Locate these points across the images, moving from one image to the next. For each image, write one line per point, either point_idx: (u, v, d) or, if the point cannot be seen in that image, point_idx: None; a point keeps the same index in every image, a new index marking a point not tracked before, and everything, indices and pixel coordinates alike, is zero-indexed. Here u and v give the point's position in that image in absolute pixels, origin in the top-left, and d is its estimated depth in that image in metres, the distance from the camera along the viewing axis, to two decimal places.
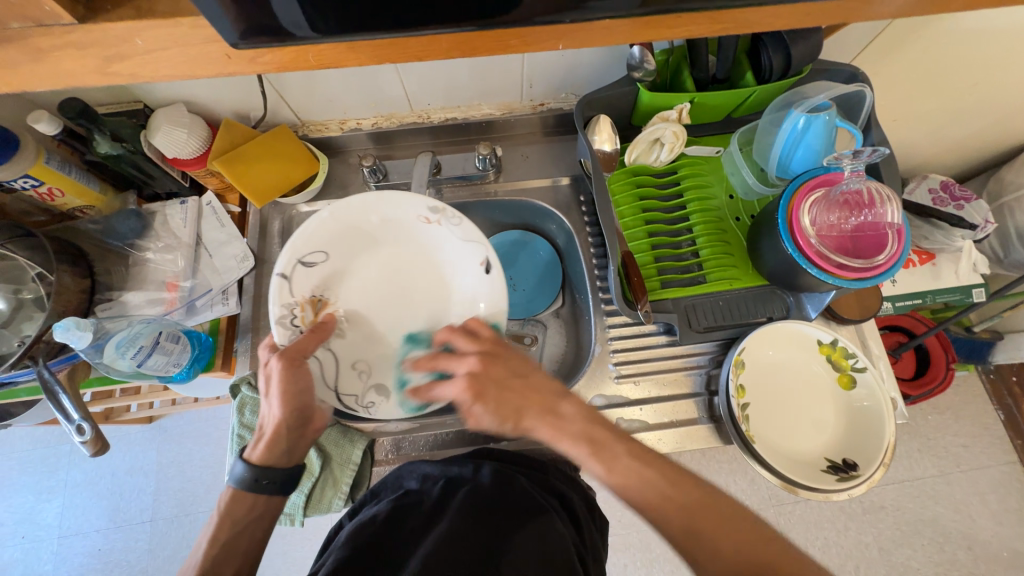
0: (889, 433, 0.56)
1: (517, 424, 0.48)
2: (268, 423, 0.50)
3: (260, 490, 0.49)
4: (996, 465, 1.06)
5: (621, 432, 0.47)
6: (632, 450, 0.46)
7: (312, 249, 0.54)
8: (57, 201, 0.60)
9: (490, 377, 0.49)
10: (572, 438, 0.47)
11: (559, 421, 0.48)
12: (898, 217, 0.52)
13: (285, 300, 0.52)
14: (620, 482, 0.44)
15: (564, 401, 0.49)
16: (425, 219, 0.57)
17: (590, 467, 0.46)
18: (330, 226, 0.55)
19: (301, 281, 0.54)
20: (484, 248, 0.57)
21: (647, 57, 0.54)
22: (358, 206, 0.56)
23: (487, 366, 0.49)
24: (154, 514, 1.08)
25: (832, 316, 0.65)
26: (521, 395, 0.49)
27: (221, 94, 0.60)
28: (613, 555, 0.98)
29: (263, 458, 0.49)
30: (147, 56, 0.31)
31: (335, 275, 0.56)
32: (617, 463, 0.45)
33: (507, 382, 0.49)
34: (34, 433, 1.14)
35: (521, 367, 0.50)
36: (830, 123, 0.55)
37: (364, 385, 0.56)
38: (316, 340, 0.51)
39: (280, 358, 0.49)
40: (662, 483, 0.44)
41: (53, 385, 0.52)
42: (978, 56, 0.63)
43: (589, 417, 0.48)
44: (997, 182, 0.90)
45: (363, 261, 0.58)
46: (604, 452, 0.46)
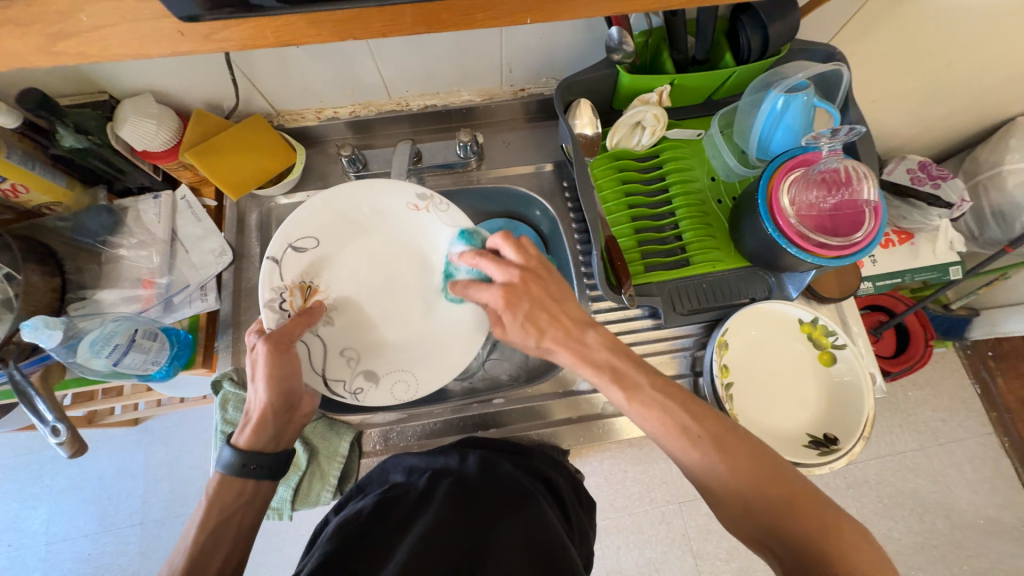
0: (868, 407, 0.57)
1: (540, 342, 0.50)
2: (254, 408, 0.49)
3: (247, 475, 0.49)
4: (973, 437, 1.09)
5: (645, 365, 0.48)
6: (654, 382, 0.46)
7: (301, 234, 0.53)
8: (21, 198, 0.57)
9: (528, 293, 0.50)
10: (594, 366, 0.48)
11: (583, 350, 0.49)
12: (874, 195, 0.52)
13: (275, 284, 0.52)
14: (642, 412, 0.45)
15: (591, 331, 0.50)
16: (414, 206, 0.57)
17: (611, 394, 0.47)
18: (320, 212, 0.54)
19: (290, 267, 0.53)
20: (472, 234, 0.56)
21: (625, 38, 0.54)
22: (347, 193, 0.55)
23: (527, 282, 0.50)
24: (144, 517, 1.07)
25: (812, 296, 0.66)
26: (552, 318, 0.50)
27: (190, 82, 0.58)
28: (606, 537, 1.00)
29: (250, 442, 0.49)
30: (94, 34, 0.29)
31: (323, 261, 0.55)
32: (639, 393, 0.46)
33: (542, 302, 0.50)
34: (15, 440, 1.11)
35: (558, 292, 0.51)
36: (808, 103, 0.55)
37: (352, 372, 0.55)
38: (304, 324, 0.50)
39: (266, 342, 0.48)
40: (682, 415, 0.44)
41: (26, 387, 0.51)
42: (953, 33, 0.64)
43: (610, 347, 0.49)
44: (973, 161, 0.92)
45: (354, 249, 0.57)
46: (626, 382, 0.46)
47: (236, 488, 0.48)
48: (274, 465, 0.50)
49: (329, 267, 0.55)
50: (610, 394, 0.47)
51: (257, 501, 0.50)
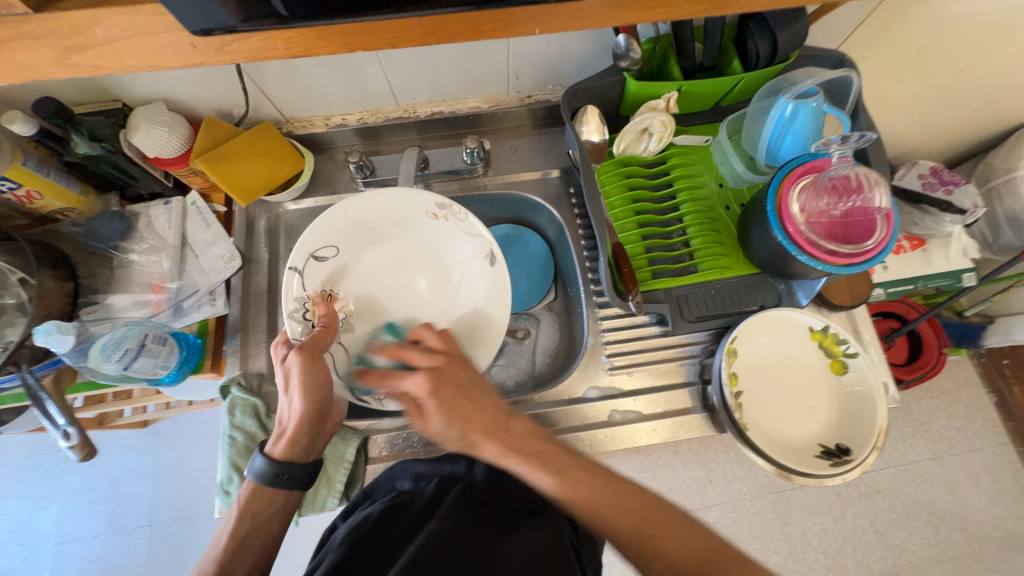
0: (882, 417, 0.56)
1: (463, 434, 0.46)
2: (288, 421, 0.49)
3: (280, 485, 0.49)
4: (989, 447, 1.07)
5: (568, 446, 0.46)
6: (581, 463, 0.45)
7: (320, 243, 0.54)
8: (37, 204, 0.58)
9: (453, 378, 0.49)
10: (520, 455, 0.44)
11: (508, 439, 0.45)
12: (886, 202, 0.51)
13: (298, 294, 0.52)
14: (569, 492, 0.43)
15: (516, 418, 0.47)
16: (432, 214, 0.57)
17: (541, 481, 0.43)
18: (340, 220, 0.54)
19: (311, 276, 0.54)
20: (487, 239, 0.57)
21: (633, 45, 0.54)
22: (369, 203, 0.55)
23: (451, 366, 0.49)
24: (152, 519, 1.08)
25: (823, 303, 0.65)
26: (474, 406, 0.47)
27: (203, 90, 0.59)
28: (613, 546, 0.99)
29: (286, 453, 0.49)
30: (108, 47, 0.30)
31: (343, 269, 0.56)
32: (570, 474, 0.43)
33: (464, 387, 0.48)
34: (27, 440, 1.12)
35: (472, 377, 0.50)
36: (818, 109, 0.55)
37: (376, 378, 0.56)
38: (331, 334, 0.51)
39: (300, 351, 0.47)
40: (606, 489, 0.43)
41: (38, 391, 0.51)
42: (966, 38, 0.63)
43: (535, 434, 0.46)
44: (986, 167, 0.91)
45: (371, 257, 0.58)
46: (554, 465, 0.44)
47: (246, 491, 0.49)
48: (309, 473, 0.50)
49: (349, 276, 0.56)
50: (540, 482, 0.43)
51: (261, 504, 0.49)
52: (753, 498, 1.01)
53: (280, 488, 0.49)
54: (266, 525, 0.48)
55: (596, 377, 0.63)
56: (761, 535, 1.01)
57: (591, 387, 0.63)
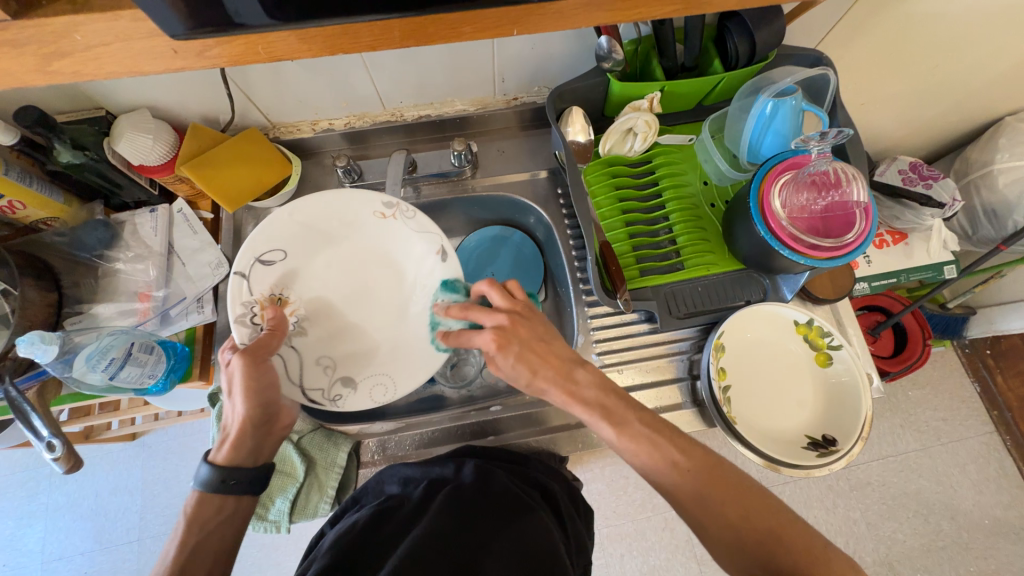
0: (866, 407, 0.57)
1: (532, 381, 0.49)
2: (232, 424, 0.47)
3: (229, 491, 0.47)
4: (975, 436, 1.09)
5: (633, 403, 0.48)
6: (643, 419, 0.46)
7: (267, 247, 0.54)
8: (19, 214, 0.58)
9: (518, 335, 0.49)
10: (584, 404, 0.48)
11: (573, 388, 0.48)
12: (864, 196, 0.53)
13: (243, 299, 0.52)
14: (631, 449, 0.45)
15: (582, 369, 0.49)
16: (380, 214, 0.57)
17: (602, 430, 0.47)
18: (288, 224, 0.54)
19: (259, 280, 0.53)
20: (438, 237, 0.57)
21: (614, 46, 0.55)
22: (317, 205, 0.55)
23: (515, 324, 0.50)
24: (142, 533, 1.06)
25: (807, 297, 0.66)
26: (541, 359, 0.49)
27: (187, 96, 0.58)
28: (610, 545, 0.99)
29: (230, 458, 0.47)
30: (88, 53, 0.30)
31: (293, 273, 0.56)
32: (630, 428, 0.46)
33: (532, 343, 0.49)
34: (12, 457, 1.10)
35: (545, 333, 0.51)
36: (796, 107, 0.56)
37: (330, 379, 0.55)
38: (277, 337, 0.51)
39: (240, 355, 0.48)
40: (672, 450, 0.44)
41: (21, 403, 0.50)
42: (937, 36, 0.65)
43: (602, 386, 0.48)
44: (963, 161, 0.93)
45: (321, 260, 0.58)
46: (616, 419, 0.47)
47: (238, 495, 0.48)
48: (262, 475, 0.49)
49: (299, 280, 0.56)
50: (602, 432, 0.47)
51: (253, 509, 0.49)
52: None
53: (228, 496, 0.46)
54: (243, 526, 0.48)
55: None
56: None
57: None
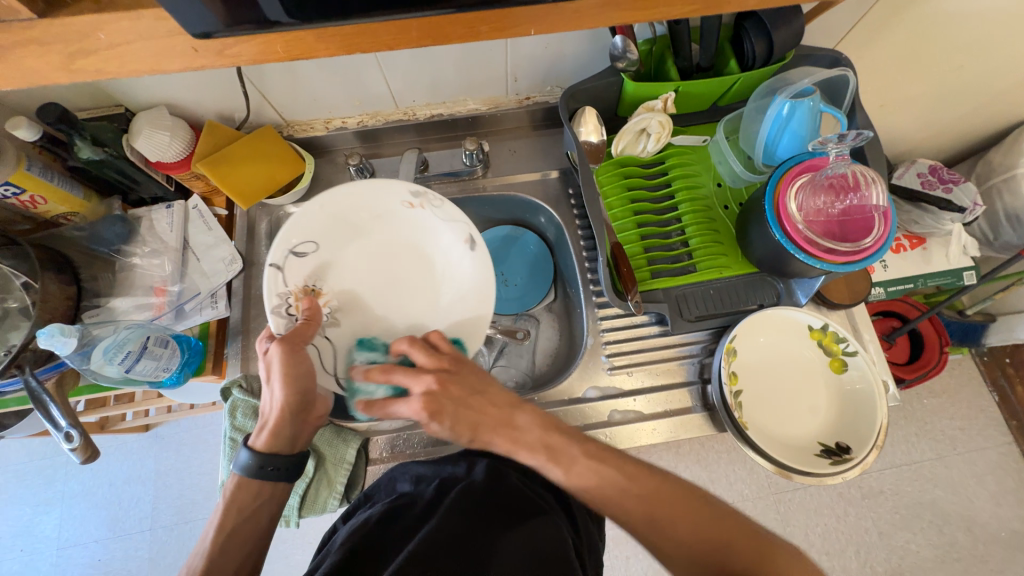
0: (882, 415, 0.56)
1: (474, 438, 0.47)
2: (270, 412, 0.48)
3: (266, 477, 0.49)
4: (993, 446, 1.07)
5: (576, 433, 0.46)
6: (587, 451, 0.45)
7: (300, 239, 0.54)
8: (40, 208, 0.59)
9: (448, 396, 0.46)
10: (529, 448, 0.45)
11: (513, 433, 0.46)
12: (883, 199, 0.52)
13: (279, 290, 0.52)
14: (580, 484, 0.44)
15: (521, 412, 0.47)
16: (408, 204, 0.57)
17: (550, 472, 0.45)
18: (317, 216, 0.55)
19: (293, 272, 0.54)
20: (467, 226, 0.57)
21: (630, 46, 0.54)
22: (345, 197, 0.55)
23: (444, 385, 0.47)
24: (154, 522, 1.08)
25: (822, 302, 0.65)
26: (479, 412, 0.47)
27: (204, 94, 0.59)
28: (616, 547, 0.99)
29: (269, 445, 0.49)
30: (112, 51, 0.30)
31: (325, 265, 0.56)
32: (576, 466, 0.44)
33: (465, 400, 0.47)
34: (30, 445, 1.13)
35: (479, 382, 0.48)
36: (815, 109, 0.55)
37: (365, 368, 0.55)
38: (314, 326, 0.50)
39: (279, 343, 0.47)
40: (620, 479, 0.43)
41: (41, 394, 0.52)
42: (961, 36, 0.63)
43: (543, 425, 0.46)
44: (986, 165, 0.91)
45: (352, 251, 0.58)
46: (561, 457, 0.45)
47: (253, 488, 0.48)
48: (292, 465, 0.50)
49: (331, 271, 0.56)
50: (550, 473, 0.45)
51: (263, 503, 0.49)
52: (756, 500, 1.01)
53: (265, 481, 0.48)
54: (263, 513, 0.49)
55: (596, 377, 0.64)
56: None
57: (591, 387, 0.63)
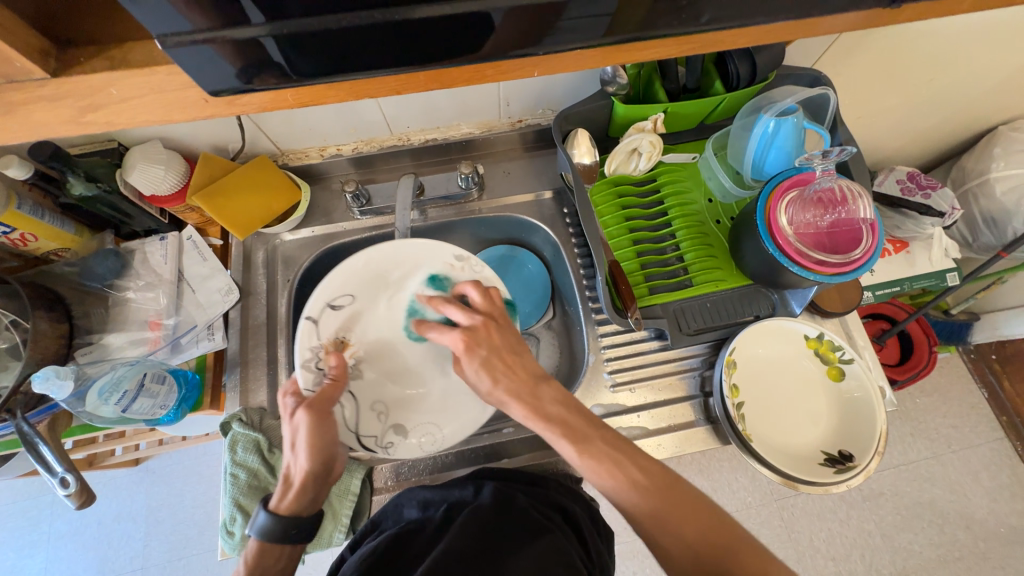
0: (881, 421, 0.57)
1: (495, 391, 0.50)
2: (296, 474, 0.48)
3: (288, 540, 0.46)
4: (986, 443, 1.09)
5: (596, 421, 0.47)
6: (605, 437, 0.46)
7: (337, 291, 0.57)
8: (30, 246, 0.58)
9: (488, 341, 0.52)
10: (546, 420, 0.47)
11: (536, 402, 0.48)
12: (870, 212, 0.53)
13: (310, 344, 0.54)
14: (593, 470, 0.44)
15: (546, 385, 0.50)
16: (450, 266, 0.60)
17: (564, 450, 0.46)
18: (358, 271, 0.58)
19: (325, 324, 0.56)
20: (502, 293, 0.59)
21: (619, 71, 0.58)
22: (388, 253, 0.59)
23: (488, 329, 0.52)
24: (145, 561, 1.04)
25: (816, 311, 0.67)
26: (508, 369, 0.51)
27: (200, 128, 0.59)
28: (622, 563, 0.98)
29: (293, 508, 0.47)
30: (122, 105, 0.30)
31: (358, 316, 0.58)
32: (592, 446, 0.45)
33: (501, 349, 0.51)
34: (13, 485, 1.08)
35: (516, 343, 0.52)
36: (799, 125, 0.57)
37: (383, 426, 0.55)
38: (339, 387, 0.52)
39: (307, 409, 0.49)
40: (632, 469, 0.43)
41: (33, 437, 0.50)
42: (931, 53, 0.66)
43: (564, 402, 0.49)
44: (960, 170, 0.94)
45: (386, 304, 0.59)
46: (579, 438, 0.45)
47: (276, 549, 0.46)
48: (305, 523, 0.47)
49: (361, 323, 0.58)
50: (563, 450, 0.45)
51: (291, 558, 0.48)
52: (759, 507, 1.01)
53: (287, 545, 0.46)
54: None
55: (599, 395, 0.64)
56: (770, 544, 1.00)
57: (595, 405, 0.63)
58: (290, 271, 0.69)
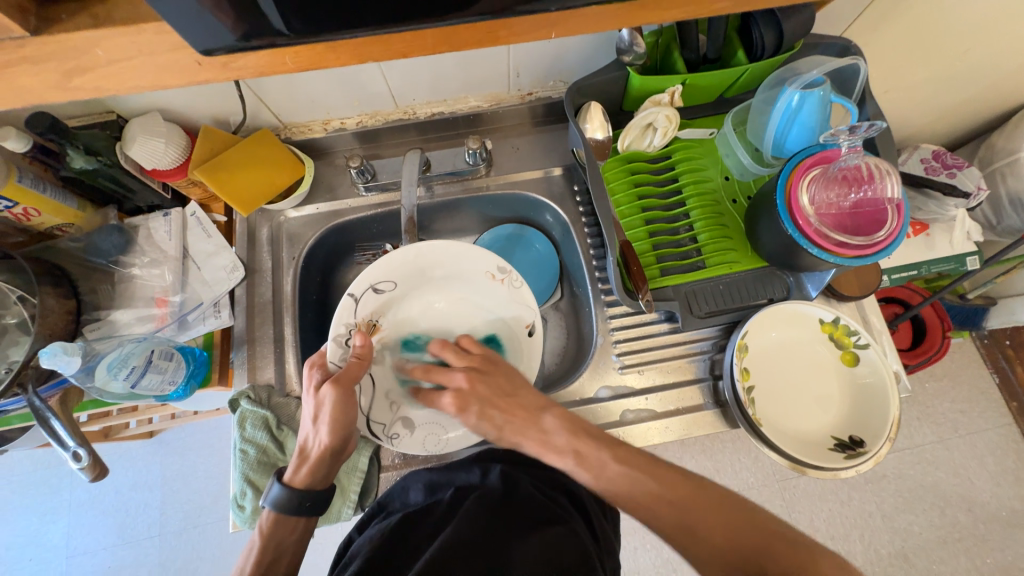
0: (894, 407, 0.56)
1: (502, 435, 0.52)
2: (313, 448, 0.49)
3: (301, 512, 0.48)
4: (993, 428, 1.08)
5: (606, 439, 0.48)
6: (616, 455, 0.47)
7: (382, 277, 0.56)
8: (33, 220, 0.58)
9: (475, 394, 0.53)
10: (556, 451, 0.49)
11: (543, 436, 0.50)
12: (897, 192, 0.51)
13: (346, 320, 0.54)
14: (608, 488, 0.45)
15: (550, 414, 0.51)
16: (490, 275, 0.58)
17: (577, 476, 0.47)
18: (407, 261, 0.56)
19: (365, 305, 0.56)
20: (533, 314, 0.58)
21: (636, 39, 0.54)
22: (437, 250, 0.57)
23: (473, 384, 0.53)
24: (162, 528, 1.08)
25: (832, 294, 0.65)
26: (505, 413, 0.52)
27: (199, 99, 0.58)
28: (623, 538, 1.00)
29: (306, 482, 0.49)
30: (110, 68, 0.29)
31: (395, 303, 0.58)
32: (605, 470, 0.46)
33: (494, 400, 0.53)
34: (33, 455, 1.12)
35: (508, 385, 0.54)
36: (825, 98, 0.54)
37: (392, 416, 0.57)
38: (364, 366, 0.51)
39: (334, 386, 0.49)
40: (650, 482, 0.44)
41: (44, 412, 0.50)
42: (970, 20, 0.62)
43: (571, 430, 0.50)
44: (989, 149, 0.90)
45: (421, 296, 0.59)
46: (590, 461, 0.47)
47: (291, 521, 0.48)
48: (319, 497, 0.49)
49: (395, 310, 0.58)
50: (577, 476, 0.47)
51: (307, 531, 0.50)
52: (762, 487, 1.02)
53: (300, 517, 0.48)
54: (287, 555, 0.47)
55: (606, 376, 0.63)
56: None
57: (602, 387, 0.62)
58: (295, 249, 0.68)
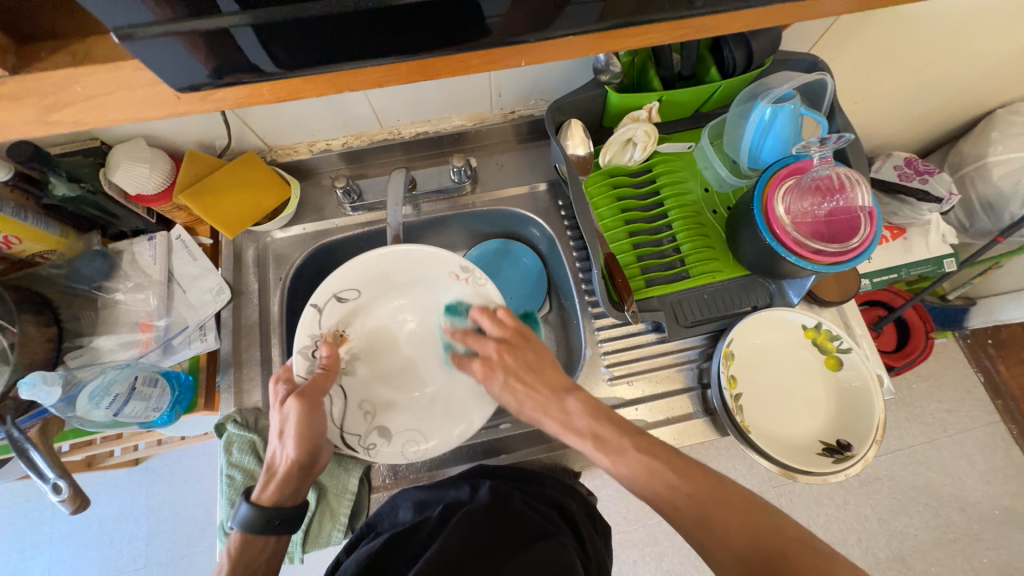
0: (878, 410, 0.57)
1: (524, 412, 0.53)
2: (280, 464, 0.49)
3: (271, 530, 0.48)
4: (980, 426, 1.10)
5: (627, 427, 0.48)
6: (638, 444, 0.47)
7: (346, 285, 0.56)
8: (14, 248, 0.57)
9: (502, 364, 0.54)
10: (577, 434, 0.49)
11: (564, 418, 0.51)
12: (869, 199, 0.52)
13: (312, 332, 0.54)
14: (628, 472, 0.46)
15: (569, 398, 0.51)
16: (455, 275, 0.58)
17: (597, 459, 0.48)
18: (371, 268, 0.57)
19: (329, 315, 0.56)
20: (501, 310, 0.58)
21: (612, 60, 0.56)
22: (400, 255, 0.58)
23: (503, 353, 0.54)
24: (148, 560, 1.04)
25: (814, 300, 0.66)
26: (529, 389, 0.53)
27: (184, 125, 0.58)
28: (622, 552, 0.99)
29: (273, 499, 0.49)
30: (89, 102, 0.29)
31: (360, 312, 0.58)
32: (625, 455, 0.46)
33: (520, 372, 0.53)
34: (12, 487, 1.08)
35: (537, 362, 0.54)
36: (796, 112, 0.56)
37: (368, 426, 0.55)
38: (331, 378, 0.51)
39: (298, 399, 0.48)
40: (666, 474, 0.44)
41: (23, 443, 0.49)
42: (929, 36, 0.65)
43: (591, 413, 0.50)
44: (957, 155, 0.94)
45: (386, 305, 0.60)
46: (610, 445, 0.47)
47: (260, 541, 0.48)
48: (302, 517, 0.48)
49: (361, 319, 0.58)
50: (597, 460, 0.48)
51: (280, 548, 0.49)
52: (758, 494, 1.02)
53: (268, 536, 0.47)
54: (259, 573, 0.47)
55: (596, 388, 0.63)
56: None
57: None
58: (282, 269, 0.68)
